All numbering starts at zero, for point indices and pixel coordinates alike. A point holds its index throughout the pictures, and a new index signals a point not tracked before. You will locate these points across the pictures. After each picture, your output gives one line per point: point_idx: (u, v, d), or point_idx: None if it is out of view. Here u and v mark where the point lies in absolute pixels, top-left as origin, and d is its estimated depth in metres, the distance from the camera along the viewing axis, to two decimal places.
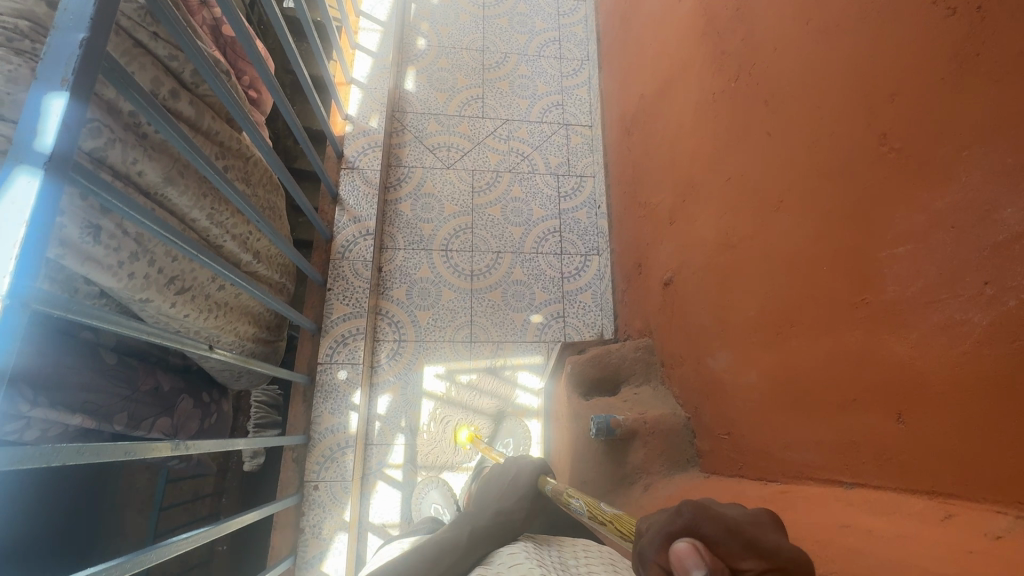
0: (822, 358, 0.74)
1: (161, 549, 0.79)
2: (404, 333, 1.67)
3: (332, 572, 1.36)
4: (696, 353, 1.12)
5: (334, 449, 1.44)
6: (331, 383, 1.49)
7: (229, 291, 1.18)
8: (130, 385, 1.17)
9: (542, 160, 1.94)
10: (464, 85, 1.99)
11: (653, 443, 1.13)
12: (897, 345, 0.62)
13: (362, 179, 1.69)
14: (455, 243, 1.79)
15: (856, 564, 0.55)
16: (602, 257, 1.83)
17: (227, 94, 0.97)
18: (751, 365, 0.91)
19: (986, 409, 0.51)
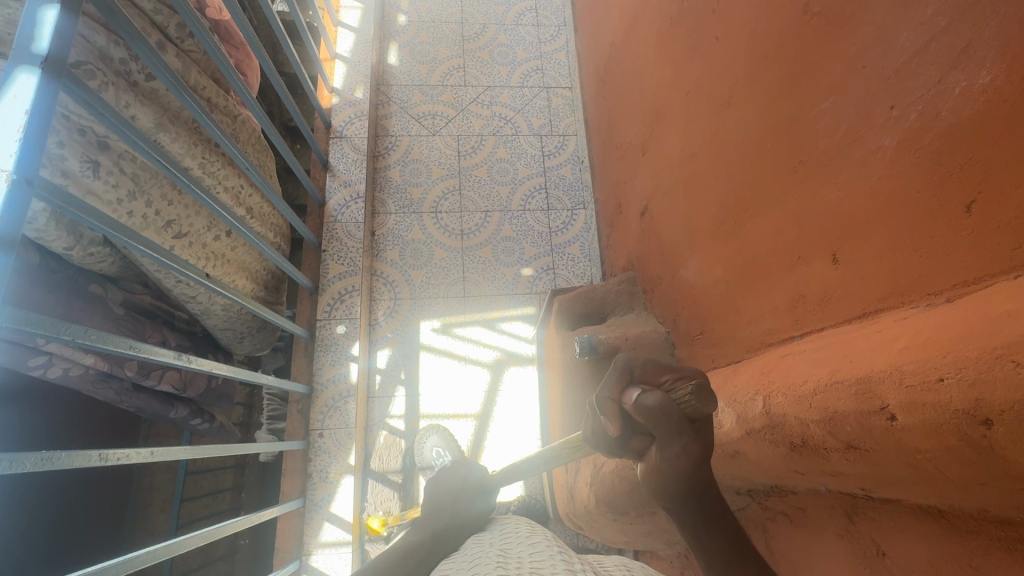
0: (772, 228, 0.79)
1: (171, 450, 0.85)
2: (399, 291, 1.74)
3: (340, 513, 1.41)
4: (672, 268, 1.16)
5: (337, 399, 1.50)
6: (330, 337, 1.55)
7: (227, 243, 1.25)
8: (139, 335, 1.24)
9: (524, 123, 1.99)
10: (445, 56, 2.06)
11: (635, 357, 1.17)
12: (831, 193, 0.66)
13: (351, 146, 1.76)
14: (445, 205, 1.85)
15: (789, 377, 0.60)
16: (588, 210, 1.88)
17: (209, 44, 1.05)
18: (717, 260, 0.96)
19: (897, 221, 0.56)
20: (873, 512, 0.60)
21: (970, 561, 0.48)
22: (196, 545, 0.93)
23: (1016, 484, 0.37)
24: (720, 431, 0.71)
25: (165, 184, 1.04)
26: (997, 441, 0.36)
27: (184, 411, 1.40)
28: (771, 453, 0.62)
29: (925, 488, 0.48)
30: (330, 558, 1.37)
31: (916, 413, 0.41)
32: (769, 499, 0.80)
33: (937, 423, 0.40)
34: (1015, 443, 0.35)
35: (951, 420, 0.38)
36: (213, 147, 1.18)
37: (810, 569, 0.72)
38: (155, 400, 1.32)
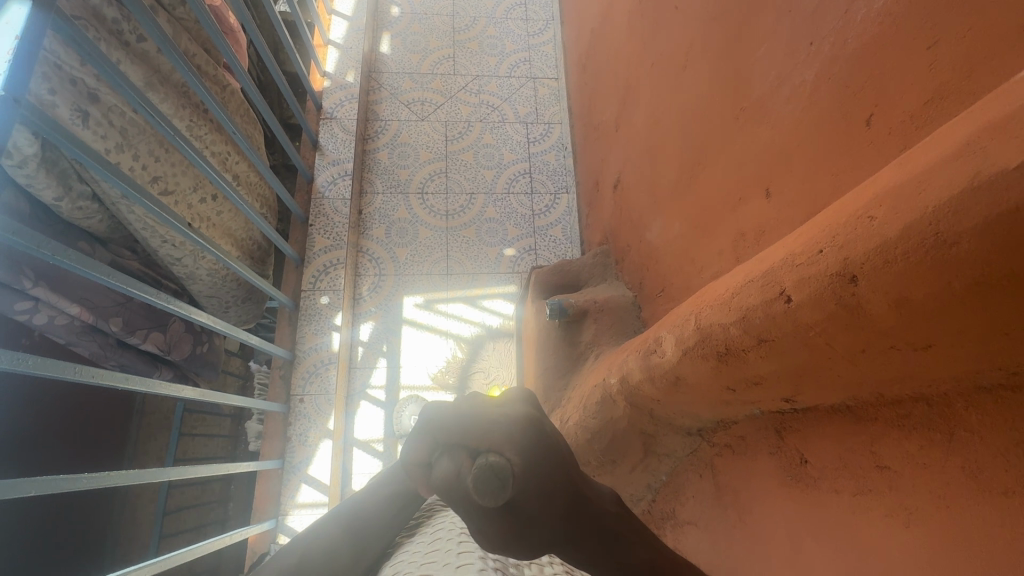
0: (719, 176, 0.84)
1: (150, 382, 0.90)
2: (384, 268, 1.78)
3: (317, 475, 1.45)
4: (639, 233, 1.21)
5: (318, 366, 1.54)
6: (314, 307, 1.59)
7: (213, 206, 1.29)
8: None
9: (511, 110, 2.05)
10: (436, 46, 2.12)
11: (602, 319, 1.21)
12: (765, 132, 0.71)
13: (340, 127, 1.82)
14: (431, 186, 1.90)
15: (714, 292, 0.65)
16: (571, 194, 1.93)
17: (198, 10, 1.10)
18: (675, 217, 1.01)
19: (815, 147, 0.61)
20: (798, 424, 0.64)
21: (871, 446, 0.52)
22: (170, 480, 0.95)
23: (886, 341, 0.42)
24: (663, 359, 0.75)
25: (152, 140, 1.09)
26: (863, 297, 0.40)
27: (167, 375, 1.45)
28: (703, 368, 0.66)
29: (828, 377, 0.52)
30: (306, 518, 1.41)
31: (804, 289, 0.45)
32: (715, 434, 0.83)
33: (817, 293, 0.44)
34: (874, 294, 0.39)
35: (828, 287, 0.42)
36: (201, 112, 1.23)
37: (750, 495, 0.75)
38: (138, 360, 1.36)
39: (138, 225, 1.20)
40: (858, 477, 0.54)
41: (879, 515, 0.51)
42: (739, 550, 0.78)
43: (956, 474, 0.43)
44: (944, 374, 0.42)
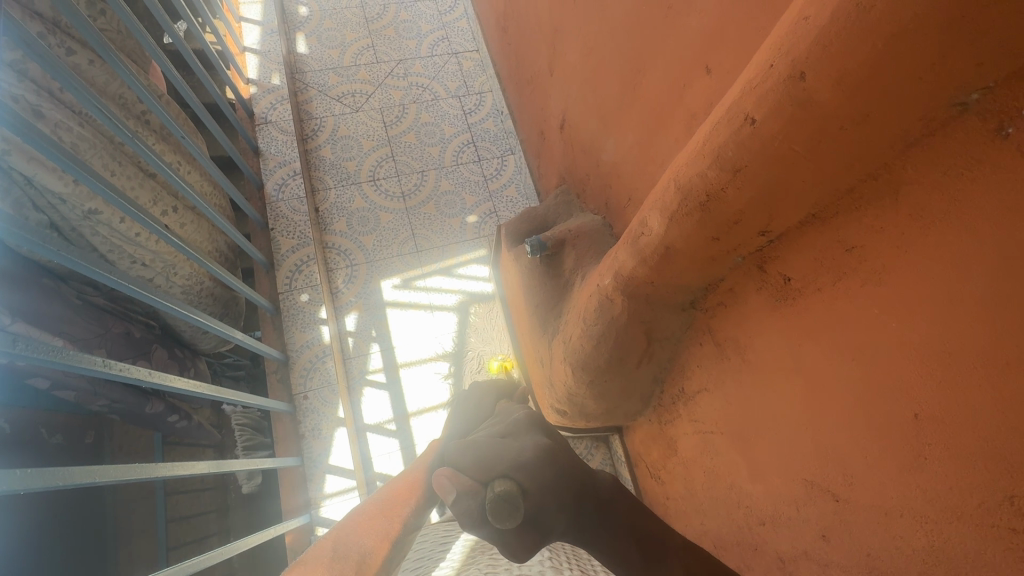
0: (661, 74, 0.94)
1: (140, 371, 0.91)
2: (354, 258, 1.79)
3: (339, 463, 1.48)
4: (596, 159, 1.30)
5: (314, 360, 1.56)
6: (294, 307, 1.62)
7: (176, 218, 1.28)
8: (102, 324, 1.26)
9: (441, 87, 2.09)
10: (352, 38, 2.13)
11: (579, 245, 1.30)
12: (694, 18, 0.81)
13: (277, 129, 1.85)
14: (381, 172, 1.93)
15: (680, 156, 0.75)
16: (517, 154, 2.00)
17: (123, 15, 1.09)
18: (628, 129, 1.11)
19: (741, 9, 0.71)
20: (777, 252, 0.75)
21: (839, 237, 0.64)
22: (202, 473, 0.97)
23: (836, 123, 0.52)
24: (651, 235, 0.84)
25: (104, 154, 1.08)
26: (812, 87, 0.50)
27: (159, 407, 1.42)
28: (689, 226, 0.76)
29: (796, 186, 0.62)
30: (338, 506, 1.43)
31: (764, 104, 0.55)
32: (707, 299, 0.95)
33: (775, 102, 0.54)
34: (821, 79, 0.49)
35: (785, 89, 0.52)
36: (143, 123, 1.22)
37: (749, 337, 0.86)
38: (128, 392, 1.33)
39: (104, 248, 1.17)
40: (833, 268, 0.66)
41: (858, 288, 0.63)
42: (750, 389, 0.89)
43: (906, 223, 0.55)
44: (882, 144, 0.53)
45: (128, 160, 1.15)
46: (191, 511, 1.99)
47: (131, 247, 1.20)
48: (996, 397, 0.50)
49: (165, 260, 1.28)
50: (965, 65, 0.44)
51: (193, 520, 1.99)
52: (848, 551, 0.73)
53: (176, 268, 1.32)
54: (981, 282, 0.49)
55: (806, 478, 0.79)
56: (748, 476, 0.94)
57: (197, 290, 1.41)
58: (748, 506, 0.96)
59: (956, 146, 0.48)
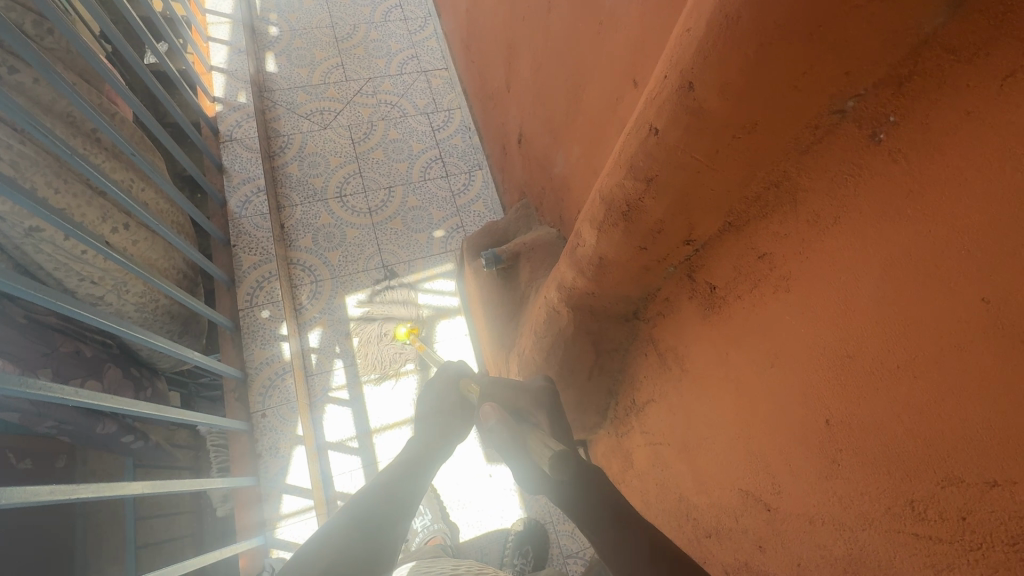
0: (598, 88, 0.96)
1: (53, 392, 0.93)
2: (319, 274, 1.79)
3: (296, 481, 1.45)
4: (549, 172, 1.31)
5: (274, 377, 1.55)
6: (255, 323, 1.61)
7: (126, 236, 1.28)
8: (49, 343, 1.24)
9: (410, 104, 2.10)
10: (322, 58, 2.15)
11: (534, 257, 1.31)
12: (621, 33, 0.83)
13: (241, 147, 1.85)
14: (348, 188, 1.93)
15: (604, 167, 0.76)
16: (485, 169, 2.01)
17: (69, 34, 1.10)
18: (574, 142, 1.12)
19: (657, 23, 0.73)
20: (703, 260, 0.76)
21: (752, 244, 0.64)
22: (134, 493, 0.95)
23: (729, 133, 0.53)
24: (586, 246, 0.85)
25: (47, 171, 1.08)
26: (700, 98, 0.51)
27: (112, 427, 1.40)
28: (617, 236, 0.76)
29: (706, 195, 0.63)
30: (295, 527, 1.42)
31: (663, 114, 0.56)
32: (648, 309, 0.95)
33: (672, 112, 0.55)
34: (705, 90, 0.50)
35: (676, 98, 0.53)
36: (93, 140, 1.22)
37: (685, 346, 0.86)
38: (78, 413, 1.31)
39: (48, 266, 1.15)
40: (751, 275, 0.66)
41: (771, 295, 0.64)
42: (689, 399, 0.89)
43: (806, 230, 0.56)
44: (776, 151, 0.54)
45: (75, 178, 1.15)
46: (165, 535, 1.87)
47: (78, 264, 1.18)
48: (890, 401, 0.50)
49: (116, 278, 1.27)
50: (835, 73, 0.45)
51: (166, 548, 1.86)
52: (784, 562, 0.71)
53: (128, 286, 1.31)
54: (869, 287, 0.50)
55: (742, 488, 0.79)
56: (694, 487, 0.93)
57: (151, 308, 1.39)
58: (695, 518, 0.94)
59: (839, 155, 0.49)
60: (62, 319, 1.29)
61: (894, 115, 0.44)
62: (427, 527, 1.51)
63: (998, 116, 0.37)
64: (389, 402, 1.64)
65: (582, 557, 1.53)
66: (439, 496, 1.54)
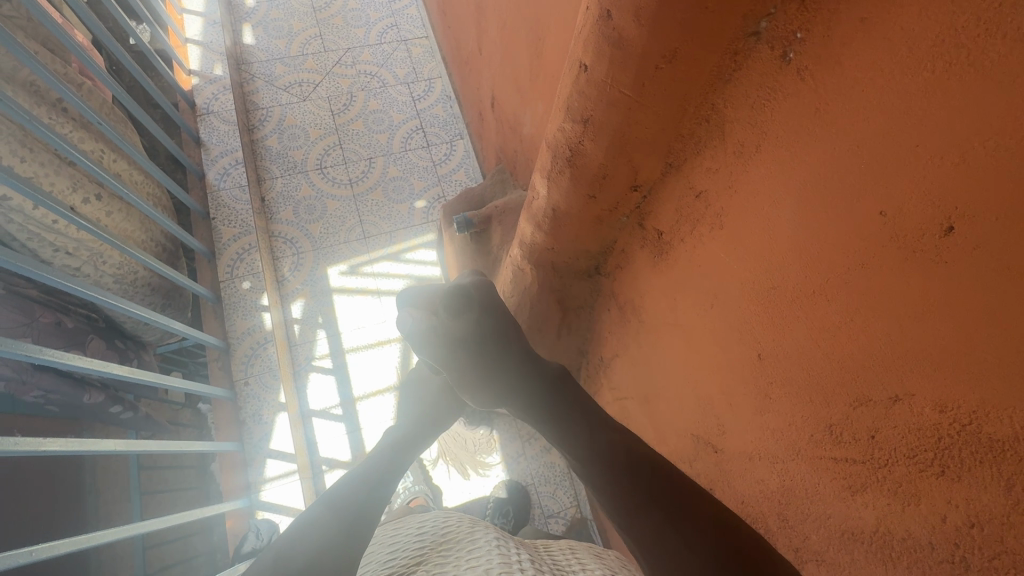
0: (556, 39, 0.94)
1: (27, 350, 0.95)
2: (300, 246, 1.80)
3: (280, 447, 1.50)
4: (518, 133, 1.30)
5: (255, 347, 1.58)
6: (236, 295, 1.64)
7: (98, 207, 1.29)
8: (29, 314, 1.25)
9: (390, 74, 2.07)
10: (300, 28, 2.12)
11: (506, 220, 1.31)
12: None
13: (219, 120, 1.85)
14: (328, 160, 1.92)
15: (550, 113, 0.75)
16: (466, 139, 1.99)
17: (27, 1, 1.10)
18: (538, 99, 1.11)
19: None
20: (650, 207, 0.76)
21: (690, 184, 0.64)
22: (112, 450, 0.97)
23: (654, 64, 0.53)
24: (538, 198, 0.84)
25: (13, 141, 1.08)
26: (619, 26, 0.51)
27: (98, 396, 1.43)
28: (564, 184, 0.75)
29: (643, 136, 0.63)
30: (279, 490, 1.46)
31: (589, 48, 0.56)
32: (608, 263, 0.95)
33: (597, 44, 0.54)
34: (623, 18, 0.50)
35: (599, 30, 0.53)
36: (61, 110, 1.23)
37: (641, 297, 0.87)
38: (63, 382, 1.33)
39: (21, 236, 1.16)
40: (690, 215, 0.66)
41: (708, 234, 0.64)
42: (647, 349, 0.89)
43: (734, 162, 0.56)
44: (700, 82, 0.55)
45: (42, 148, 1.16)
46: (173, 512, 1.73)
47: (51, 235, 1.20)
48: (808, 327, 0.51)
49: (91, 249, 1.28)
50: None
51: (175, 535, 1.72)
52: (732, 502, 0.72)
53: (105, 257, 1.32)
54: (786, 215, 0.50)
55: (693, 433, 0.80)
56: (655, 438, 0.94)
57: (131, 280, 1.40)
58: None
59: (760, 81, 0.50)
60: (43, 292, 1.30)
61: (800, 32, 0.44)
62: (410, 489, 1.54)
63: (890, 23, 0.37)
64: (370, 372, 1.65)
65: (564, 517, 1.56)
66: (422, 460, 1.57)
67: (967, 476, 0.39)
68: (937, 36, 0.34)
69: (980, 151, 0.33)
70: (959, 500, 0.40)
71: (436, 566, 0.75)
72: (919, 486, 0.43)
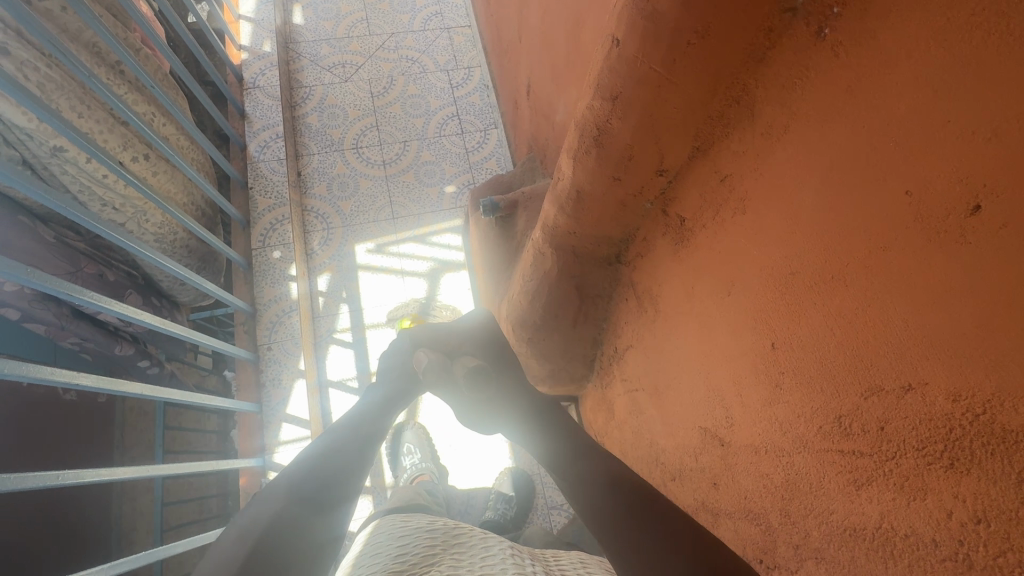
0: (594, 25, 0.94)
1: (72, 288, 1.00)
2: (331, 222, 1.84)
3: (296, 413, 1.54)
4: (550, 122, 1.31)
5: (281, 314, 1.63)
6: (267, 263, 1.69)
7: (145, 167, 1.35)
8: (74, 263, 1.31)
9: (430, 61, 2.10)
10: (348, 11, 2.17)
11: (531, 207, 1.32)
12: None
13: (264, 95, 1.91)
14: (364, 140, 1.96)
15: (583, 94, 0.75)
16: (500, 128, 2.00)
17: None
18: (572, 87, 1.11)
19: None
20: (674, 193, 0.75)
21: (715, 168, 0.64)
22: (135, 393, 1.01)
23: (685, 41, 0.54)
24: (563, 179, 0.83)
25: (72, 97, 1.15)
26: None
27: (129, 349, 1.49)
28: (590, 166, 0.75)
29: (671, 117, 0.63)
30: (292, 454, 1.50)
31: (622, 21, 0.56)
32: (629, 251, 0.95)
33: (629, 18, 0.55)
34: None
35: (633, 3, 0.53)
36: (118, 73, 1.30)
37: (659, 287, 0.86)
38: (98, 331, 1.39)
39: (74, 188, 1.23)
40: (714, 200, 0.66)
41: (731, 220, 0.63)
42: (660, 340, 0.89)
43: (762, 143, 0.55)
44: (730, 60, 0.55)
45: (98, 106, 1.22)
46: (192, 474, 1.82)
47: (100, 189, 1.26)
48: (825, 314, 0.50)
49: (136, 206, 1.35)
50: None
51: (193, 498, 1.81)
52: (734, 497, 0.71)
53: (148, 215, 1.38)
54: (809, 198, 0.50)
55: (701, 426, 0.79)
56: (663, 432, 0.93)
57: (170, 240, 1.46)
58: (663, 462, 0.95)
59: (794, 60, 0.49)
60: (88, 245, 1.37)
61: (838, 7, 0.44)
62: (415, 466, 1.49)
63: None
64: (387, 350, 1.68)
65: (565, 509, 1.56)
66: (431, 440, 1.58)
67: (978, 470, 0.37)
68: (972, 7, 0.33)
69: (1010, 123, 0.32)
70: (967, 495, 0.38)
71: (450, 568, 0.74)
72: (927, 480, 0.42)
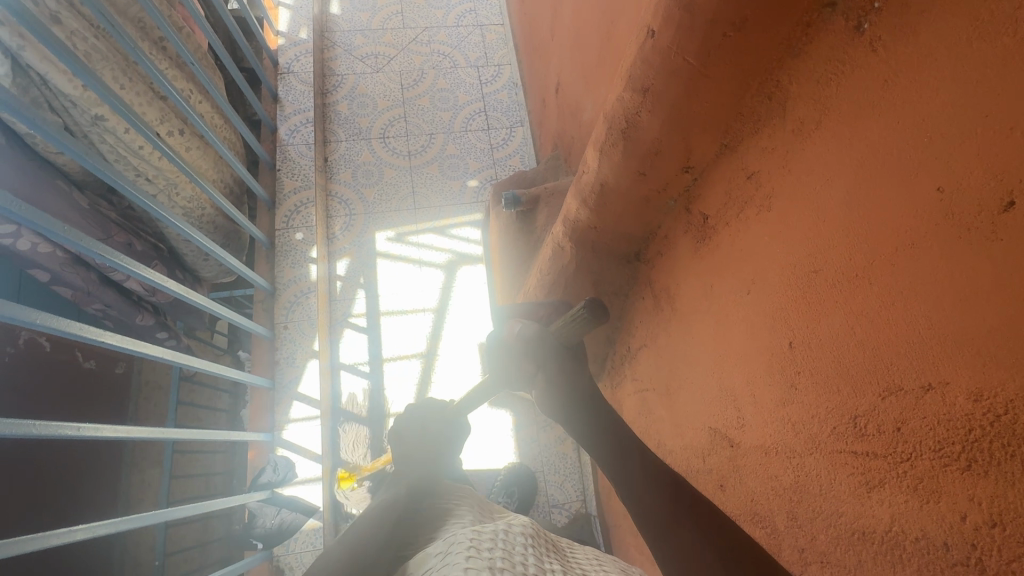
0: (627, 22, 0.95)
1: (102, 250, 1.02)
2: (353, 208, 1.87)
3: (307, 391, 1.58)
4: (578, 119, 1.31)
5: (299, 294, 1.68)
6: (288, 243, 1.74)
7: (179, 141, 1.38)
8: (104, 231, 1.33)
9: (461, 56, 2.12)
10: (384, 4, 2.21)
11: (553, 203, 1.33)
12: None
13: (297, 81, 1.97)
14: (391, 130, 1.99)
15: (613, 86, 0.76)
16: (526, 126, 2.01)
17: None
18: (602, 84, 1.12)
19: None
20: (699, 190, 0.75)
21: (742, 164, 0.64)
22: (155, 355, 1.03)
23: (722, 30, 0.54)
24: (589, 172, 0.83)
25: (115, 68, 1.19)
26: None
27: (150, 319, 1.52)
28: (616, 159, 0.75)
29: (700, 111, 0.63)
30: (301, 433, 1.53)
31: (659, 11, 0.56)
32: (650, 249, 0.95)
33: (666, 8, 0.55)
34: None
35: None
36: (161, 49, 1.34)
37: (678, 285, 0.86)
38: (122, 299, 1.42)
39: (110, 156, 1.27)
40: (738, 197, 0.65)
41: (756, 217, 0.62)
42: (676, 340, 0.88)
43: (792, 140, 0.55)
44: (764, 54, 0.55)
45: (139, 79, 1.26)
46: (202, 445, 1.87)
47: (135, 158, 1.29)
48: (847, 312, 0.49)
49: (167, 179, 1.38)
50: None
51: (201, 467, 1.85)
52: (740, 498, 0.71)
53: (178, 188, 1.41)
54: (837, 194, 0.49)
55: (711, 426, 0.78)
56: (673, 432, 0.93)
57: (197, 215, 1.49)
58: (670, 463, 0.94)
59: (829, 55, 0.49)
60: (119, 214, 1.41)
61: (878, 2, 0.44)
62: None
63: None
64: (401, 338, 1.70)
65: (567, 508, 1.56)
66: None
67: (996, 471, 0.37)
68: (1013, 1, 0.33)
69: None
70: (983, 497, 0.38)
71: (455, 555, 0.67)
72: (941, 482, 0.41)
